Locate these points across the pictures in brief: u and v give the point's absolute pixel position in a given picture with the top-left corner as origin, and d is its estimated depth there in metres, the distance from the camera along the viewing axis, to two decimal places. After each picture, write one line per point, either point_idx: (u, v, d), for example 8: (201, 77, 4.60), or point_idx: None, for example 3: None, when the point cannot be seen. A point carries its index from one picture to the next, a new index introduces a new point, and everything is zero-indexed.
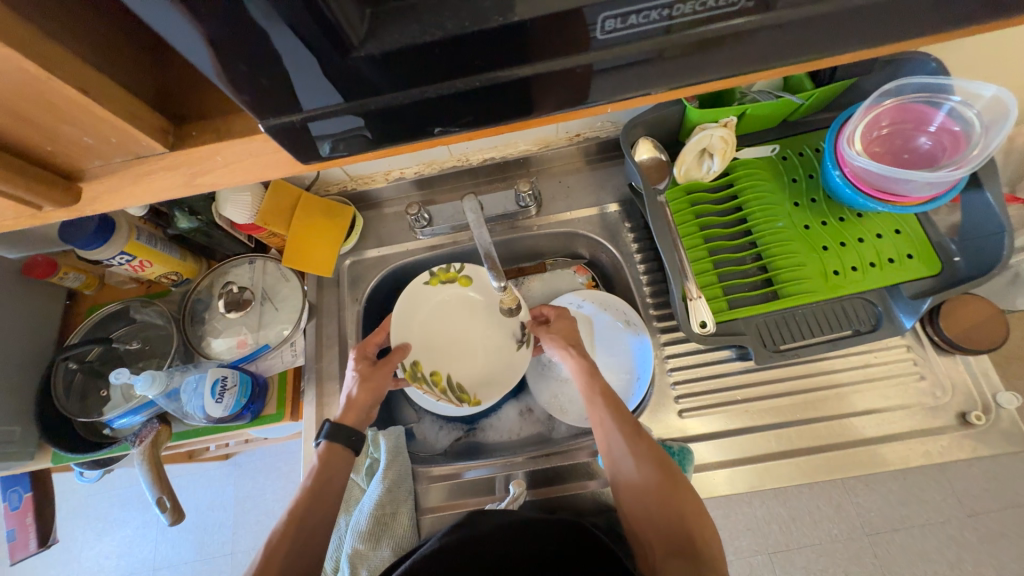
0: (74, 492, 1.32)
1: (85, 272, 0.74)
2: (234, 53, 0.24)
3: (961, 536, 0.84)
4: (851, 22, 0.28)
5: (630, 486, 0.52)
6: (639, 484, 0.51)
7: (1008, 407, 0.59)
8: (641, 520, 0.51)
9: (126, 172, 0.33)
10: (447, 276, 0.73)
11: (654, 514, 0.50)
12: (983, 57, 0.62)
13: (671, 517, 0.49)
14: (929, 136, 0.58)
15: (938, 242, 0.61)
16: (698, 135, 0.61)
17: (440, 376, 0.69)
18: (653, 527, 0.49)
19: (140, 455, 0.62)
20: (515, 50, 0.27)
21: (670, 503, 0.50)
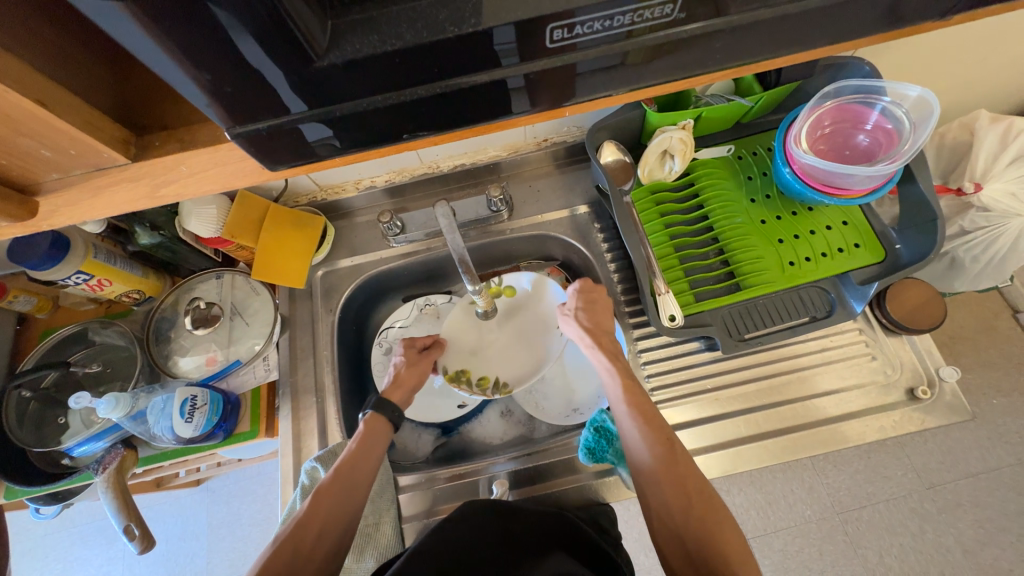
0: (29, 532, 1.23)
1: (38, 294, 0.70)
2: (200, 63, 0.24)
3: (922, 508, 0.89)
4: (781, 30, 0.30)
5: (654, 489, 0.50)
6: (663, 488, 0.49)
7: (949, 380, 0.65)
8: (664, 525, 0.49)
9: (86, 185, 0.32)
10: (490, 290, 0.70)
11: (677, 519, 0.48)
12: (909, 61, 0.68)
13: (697, 525, 0.47)
14: (867, 133, 0.62)
15: (880, 231, 0.65)
16: (659, 137, 0.64)
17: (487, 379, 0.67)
18: (677, 534, 0.47)
19: (104, 483, 0.59)
20: (473, 58, 0.28)
21: (695, 510, 0.47)
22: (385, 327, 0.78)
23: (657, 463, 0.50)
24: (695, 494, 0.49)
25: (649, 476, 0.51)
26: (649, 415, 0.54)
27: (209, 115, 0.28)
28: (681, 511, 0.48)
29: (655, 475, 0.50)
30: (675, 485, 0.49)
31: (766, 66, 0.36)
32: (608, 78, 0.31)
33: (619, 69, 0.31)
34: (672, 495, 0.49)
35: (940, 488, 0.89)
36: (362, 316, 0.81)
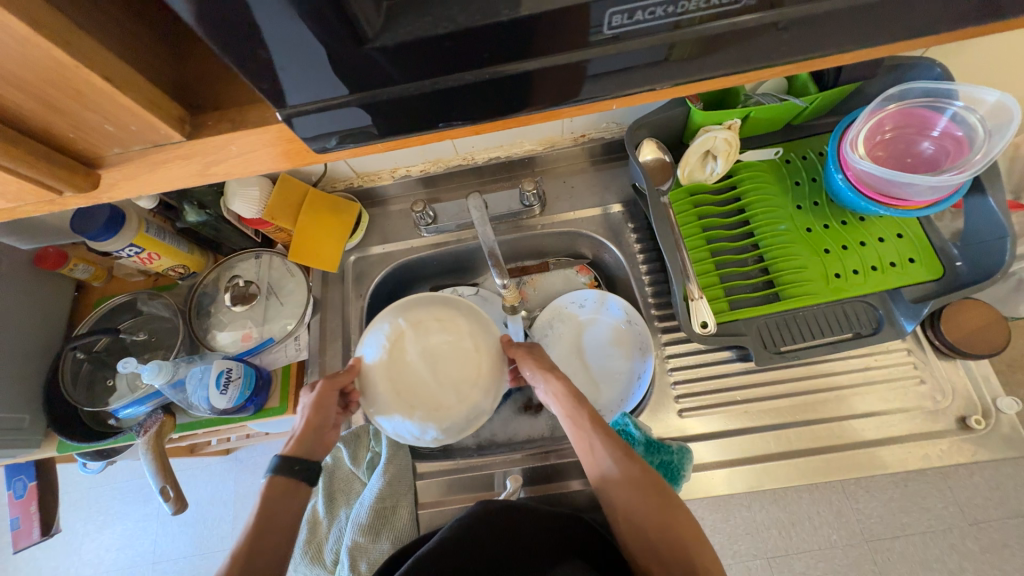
0: (76, 483, 1.33)
1: (95, 263, 0.75)
2: (262, 42, 0.25)
3: (962, 545, 0.83)
4: (851, 24, 0.28)
5: (619, 500, 0.49)
6: (630, 500, 0.48)
7: (1008, 412, 0.60)
8: (633, 533, 0.48)
9: (144, 160, 0.33)
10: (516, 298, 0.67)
11: (645, 526, 0.47)
12: (987, 63, 0.63)
13: (665, 535, 0.46)
14: (932, 140, 0.58)
15: (940, 246, 0.61)
16: (701, 137, 0.61)
17: (409, 391, 0.55)
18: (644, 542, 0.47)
19: (144, 445, 0.63)
20: (523, 44, 0.27)
21: (657, 506, 0.47)
22: None
23: (620, 478, 0.49)
24: (662, 502, 0.48)
25: (613, 490, 0.49)
26: (597, 422, 0.53)
27: (265, 95, 0.29)
28: (648, 515, 0.47)
29: (619, 487, 0.49)
30: (639, 493, 0.48)
31: (831, 61, 0.34)
32: (653, 74, 0.31)
33: (661, 66, 0.30)
34: (638, 505, 0.48)
35: (984, 526, 0.83)
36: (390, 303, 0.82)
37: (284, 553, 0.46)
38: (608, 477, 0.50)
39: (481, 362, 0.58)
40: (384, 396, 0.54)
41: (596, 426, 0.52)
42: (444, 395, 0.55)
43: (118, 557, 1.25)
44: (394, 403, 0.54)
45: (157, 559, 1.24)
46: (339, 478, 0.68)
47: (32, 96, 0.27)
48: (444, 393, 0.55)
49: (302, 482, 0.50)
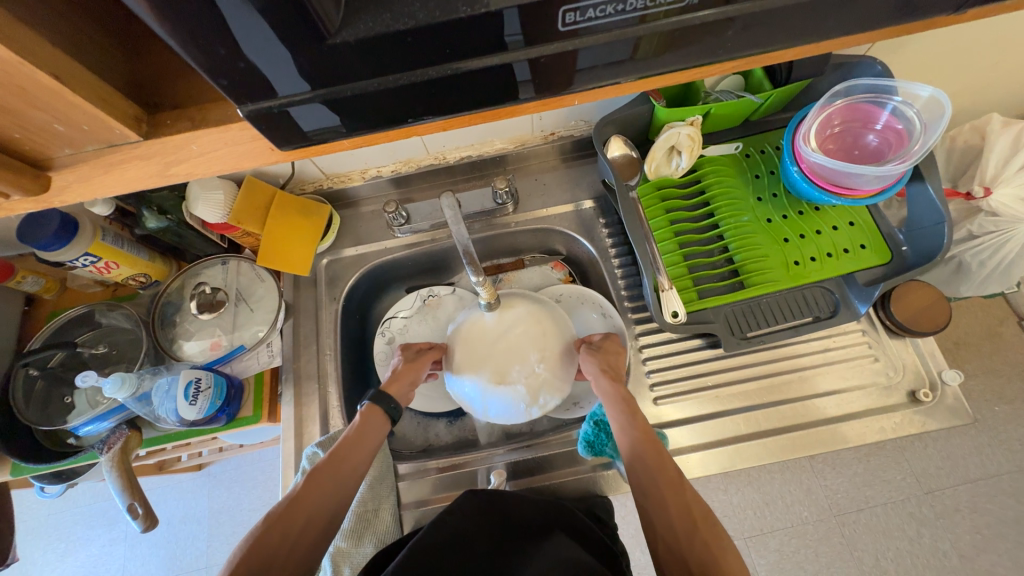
0: (34, 510, 1.25)
1: (46, 275, 0.71)
2: (220, 37, 0.24)
3: (919, 513, 0.89)
4: (792, 21, 0.30)
5: (656, 507, 0.48)
6: (671, 516, 0.46)
7: (952, 383, 0.64)
8: (669, 553, 0.45)
9: (98, 161, 0.32)
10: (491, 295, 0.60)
11: (682, 545, 0.44)
12: (921, 61, 0.68)
13: (703, 556, 0.43)
14: (876, 133, 0.62)
15: (887, 233, 0.65)
16: (666, 133, 0.63)
17: (478, 360, 0.59)
18: (680, 562, 0.44)
19: (108, 463, 0.60)
20: (483, 40, 0.28)
21: (698, 528, 0.45)
22: (388, 317, 0.78)
23: (658, 483, 0.49)
24: (701, 523, 0.46)
25: (653, 500, 0.48)
26: (650, 441, 0.52)
27: (225, 92, 0.28)
28: (686, 531, 0.45)
29: (658, 493, 0.48)
30: (680, 509, 0.47)
31: (781, 56, 0.36)
32: (618, 68, 0.32)
33: (626, 62, 0.31)
34: (680, 521, 0.46)
35: (938, 493, 0.89)
36: (365, 306, 0.81)
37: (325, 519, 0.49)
38: (646, 481, 0.49)
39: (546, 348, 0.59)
40: (460, 359, 0.61)
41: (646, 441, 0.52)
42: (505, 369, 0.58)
43: None
44: (467, 368, 0.59)
45: None
46: None
47: None
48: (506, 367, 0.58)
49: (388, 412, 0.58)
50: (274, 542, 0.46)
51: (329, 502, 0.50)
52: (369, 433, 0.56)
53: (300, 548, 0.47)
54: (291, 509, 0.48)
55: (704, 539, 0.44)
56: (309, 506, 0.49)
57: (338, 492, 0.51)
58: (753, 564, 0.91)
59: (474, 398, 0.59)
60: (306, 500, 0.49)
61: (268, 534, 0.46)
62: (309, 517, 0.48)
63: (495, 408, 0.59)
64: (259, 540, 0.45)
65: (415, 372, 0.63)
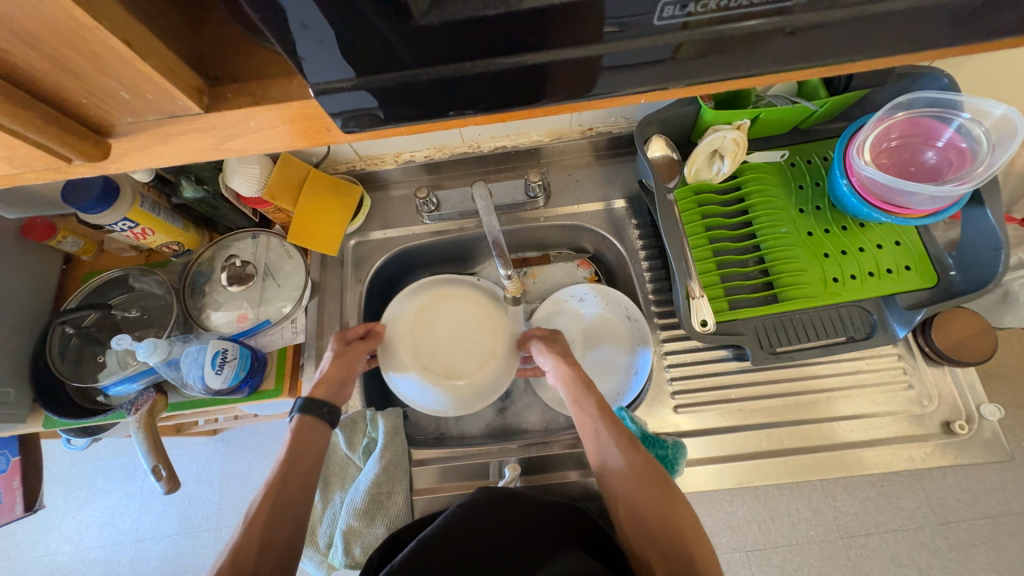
0: (58, 459, 1.31)
1: (85, 236, 0.73)
2: (300, 12, 0.24)
3: (932, 543, 0.86)
4: (879, 31, 0.29)
5: (629, 505, 0.51)
6: (631, 486, 0.51)
7: (990, 418, 0.62)
8: (632, 519, 0.51)
9: (157, 131, 0.32)
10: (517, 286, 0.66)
11: (642, 510, 0.50)
12: (993, 76, 0.64)
13: (660, 521, 0.49)
14: (936, 151, 0.59)
15: (936, 256, 0.62)
16: (710, 136, 0.61)
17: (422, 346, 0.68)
18: (642, 525, 0.50)
19: (135, 424, 0.62)
20: (557, 30, 0.27)
21: (658, 497, 0.50)
22: None
23: (628, 480, 0.52)
24: (660, 489, 0.51)
25: (617, 475, 0.52)
26: (607, 415, 0.56)
27: (300, 69, 0.28)
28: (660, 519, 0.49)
29: (630, 491, 0.51)
30: (655, 504, 0.50)
31: (849, 71, 0.34)
32: (655, 73, 0.30)
33: (665, 64, 0.30)
34: (654, 519, 0.49)
35: (954, 526, 0.86)
36: (388, 290, 0.82)
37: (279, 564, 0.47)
38: (619, 481, 0.52)
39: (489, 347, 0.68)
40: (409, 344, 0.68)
41: (605, 422, 0.55)
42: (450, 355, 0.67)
43: (100, 535, 1.24)
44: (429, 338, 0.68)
45: (140, 537, 1.23)
46: (335, 463, 0.68)
47: (47, 57, 0.26)
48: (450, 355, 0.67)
49: (322, 420, 0.57)
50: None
51: (278, 533, 0.48)
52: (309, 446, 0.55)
53: None
54: (238, 550, 0.46)
55: (677, 535, 0.48)
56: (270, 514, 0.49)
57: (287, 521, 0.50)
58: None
59: (416, 388, 0.65)
60: (250, 544, 0.47)
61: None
62: (259, 554, 0.47)
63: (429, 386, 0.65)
64: None
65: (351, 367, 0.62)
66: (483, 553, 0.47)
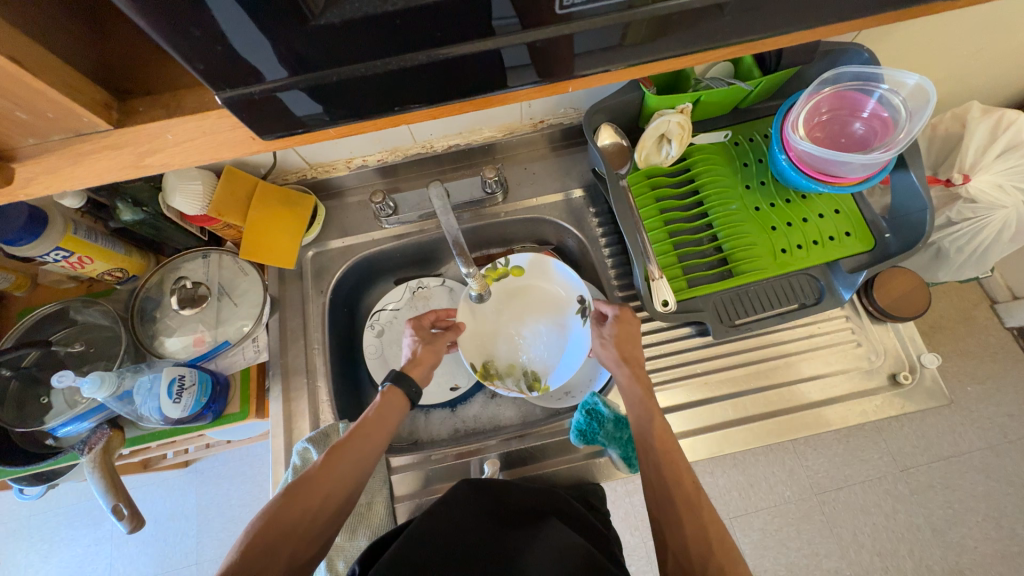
0: (14, 512, 1.22)
1: (14, 271, 0.68)
2: (194, 19, 0.23)
3: (895, 489, 0.92)
4: (780, 9, 0.30)
5: (669, 504, 0.50)
6: (673, 484, 0.51)
7: (930, 366, 0.66)
8: (670, 521, 0.49)
9: (66, 152, 0.31)
10: (496, 273, 0.70)
11: (680, 512, 0.49)
12: (906, 48, 0.68)
13: (699, 522, 0.48)
14: (862, 121, 0.62)
15: (871, 220, 0.66)
16: (656, 121, 0.63)
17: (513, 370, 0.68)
18: (680, 525, 0.48)
19: (90, 464, 0.58)
20: (476, 21, 0.27)
21: (697, 503, 0.49)
22: (377, 309, 0.78)
23: (671, 477, 0.51)
24: (698, 495, 0.50)
25: (661, 474, 0.52)
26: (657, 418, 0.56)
27: (205, 79, 0.27)
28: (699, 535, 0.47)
29: (667, 483, 0.51)
30: (691, 511, 0.48)
31: (758, 49, 0.36)
32: (582, 61, 0.31)
33: (615, 49, 0.31)
34: (692, 534, 0.47)
35: (913, 470, 0.93)
36: (353, 299, 0.80)
37: (326, 518, 0.49)
38: (660, 478, 0.51)
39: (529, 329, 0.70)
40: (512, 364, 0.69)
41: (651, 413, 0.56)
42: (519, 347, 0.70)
43: None
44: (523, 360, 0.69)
45: None
46: None
47: None
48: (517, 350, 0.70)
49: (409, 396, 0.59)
50: (276, 530, 0.45)
51: (345, 481, 0.50)
52: (390, 416, 0.57)
53: (298, 556, 0.46)
54: (306, 486, 0.49)
55: (717, 558, 0.44)
56: (342, 464, 0.51)
57: (354, 471, 0.51)
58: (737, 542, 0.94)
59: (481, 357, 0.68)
60: (327, 474, 0.50)
61: (272, 519, 0.46)
62: (324, 496, 0.49)
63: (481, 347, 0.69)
64: (274, 515, 0.46)
65: (433, 355, 0.64)
66: (471, 526, 0.49)
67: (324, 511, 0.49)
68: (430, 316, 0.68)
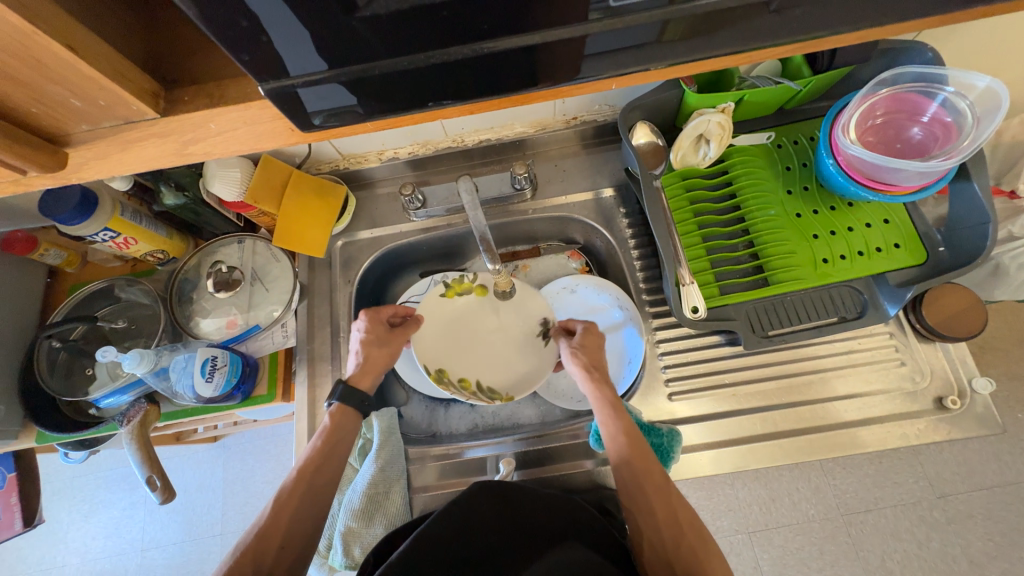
0: (59, 473, 1.31)
1: (66, 248, 0.72)
2: (240, 10, 0.23)
3: (930, 517, 0.87)
4: (844, 5, 0.28)
5: (645, 516, 0.50)
6: (647, 498, 0.51)
7: (982, 392, 0.62)
8: (647, 529, 0.50)
9: (115, 138, 0.32)
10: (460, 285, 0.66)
11: (658, 523, 0.50)
12: (976, 47, 0.63)
13: (673, 535, 0.49)
14: (922, 126, 0.58)
15: (925, 232, 0.62)
16: (695, 120, 0.60)
17: (468, 381, 0.62)
18: (655, 536, 0.49)
19: (128, 435, 0.61)
20: (521, 15, 0.26)
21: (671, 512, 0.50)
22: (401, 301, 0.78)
23: (645, 493, 0.51)
24: (672, 502, 0.51)
25: (634, 492, 0.51)
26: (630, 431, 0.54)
27: (249, 69, 0.27)
28: (674, 544, 0.48)
29: (644, 499, 0.51)
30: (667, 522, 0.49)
31: (812, 49, 0.33)
32: (627, 58, 0.30)
33: (653, 47, 0.29)
34: (667, 545, 0.49)
35: (951, 498, 0.87)
36: (378, 289, 0.81)
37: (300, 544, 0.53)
38: (633, 490, 0.52)
39: (495, 339, 0.65)
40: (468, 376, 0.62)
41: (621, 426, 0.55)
42: (479, 358, 0.64)
43: (106, 545, 1.24)
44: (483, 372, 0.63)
45: (146, 545, 1.23)
46: None
47: None
48: (479, 361, 0.63)
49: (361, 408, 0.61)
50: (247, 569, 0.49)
51: (304, 517, 0.53)
52: (341, 436, 0.58)
53: None
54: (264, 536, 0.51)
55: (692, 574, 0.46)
56: (296, 501, 0.54)
57: (310, 506, 0.54)
58: (756, 558, 0.91)
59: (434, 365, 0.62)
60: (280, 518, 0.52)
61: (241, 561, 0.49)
62: (281, 543, 0.52)
63: (436, 353, 0.63)
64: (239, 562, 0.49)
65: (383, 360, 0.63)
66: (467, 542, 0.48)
67: (290, 543, 0.52)
68: (387, 311, 0.65)
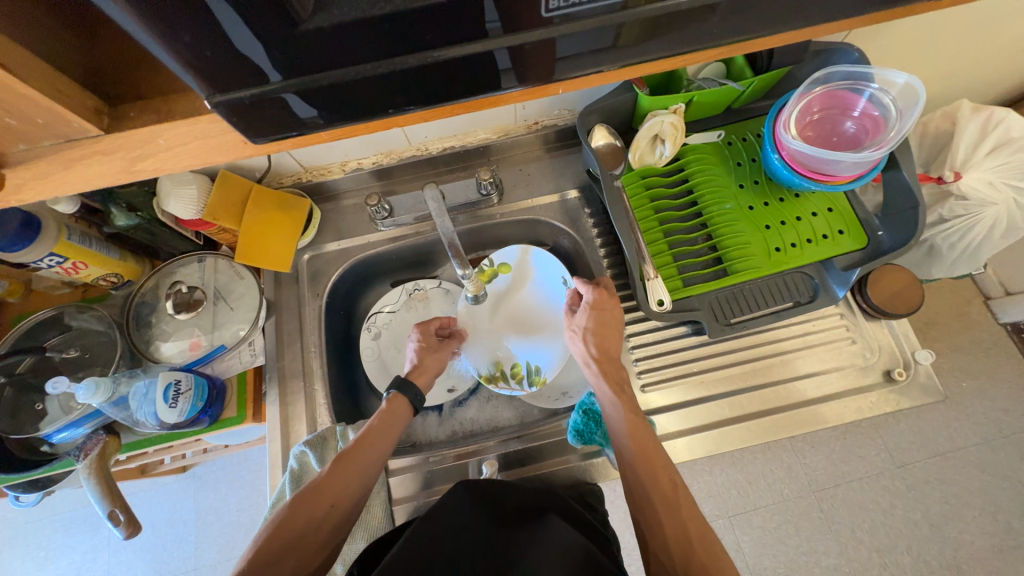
0: (10, 520, 1.21)
1: (8, 277, 0.68)
2: (182, 24, 0.23)
3: (892, 485, 0.92)
4: (767, 10, 0.30)
5: (658, 505, 0.49)
6: (661, 484, 0.50)
7: (924, 363, 0.67)
8: (652, 524, 0.48)
9: (55, 158, 0.31)
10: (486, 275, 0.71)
11: (668, 513, 0.48)
12: (895, 46, 0.69)
13: (685, 526, 0.47)
14: (853, 120, 0.63)
15: (864, 218, 0.66)
16: (650, 121, 0.63)
17: (518, 367, 0.67)
18: (665, 528, 0.48)
19: (86, 471, 0.58)
20: (466, 24, 0.27)
21: (683, 505, 0.49)
22: (374, 311, 0.77)
23: (658, 480, 0.50)
24: (682, 497, 0.50)
25: (647, 480, 0.50)
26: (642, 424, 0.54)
27: (194, 83, 0.27)
28: (687, 537, 0.47)
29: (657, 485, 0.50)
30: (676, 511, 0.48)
31: (745, 50, 0.36)
32: (572, 63, 0.31)
33: (610, 51, 0.31)
34: (674, 533, 0.47)
35: (910, 466, 0.93)
36: (349, 301, 0.80)
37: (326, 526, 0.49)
38: (644, 480, 0.51)
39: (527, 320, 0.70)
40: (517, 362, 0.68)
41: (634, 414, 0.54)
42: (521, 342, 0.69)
43: None
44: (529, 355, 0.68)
45: None
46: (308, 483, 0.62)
47: None
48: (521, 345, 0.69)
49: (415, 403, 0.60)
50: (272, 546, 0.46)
51: (345, 492, 0.50)
52: (393, 422, 0.57)
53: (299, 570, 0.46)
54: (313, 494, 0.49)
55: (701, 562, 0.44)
56: (345, 475, 0.51)
57: (354, 481, 0.51)
58: (737, 540, 0.94)
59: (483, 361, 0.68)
60: (330, 485, 0.50)
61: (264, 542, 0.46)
62: (329, 506, 0.49)
63: (482, 349, 0.69)
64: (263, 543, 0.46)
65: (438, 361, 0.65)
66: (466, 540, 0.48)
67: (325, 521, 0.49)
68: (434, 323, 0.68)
